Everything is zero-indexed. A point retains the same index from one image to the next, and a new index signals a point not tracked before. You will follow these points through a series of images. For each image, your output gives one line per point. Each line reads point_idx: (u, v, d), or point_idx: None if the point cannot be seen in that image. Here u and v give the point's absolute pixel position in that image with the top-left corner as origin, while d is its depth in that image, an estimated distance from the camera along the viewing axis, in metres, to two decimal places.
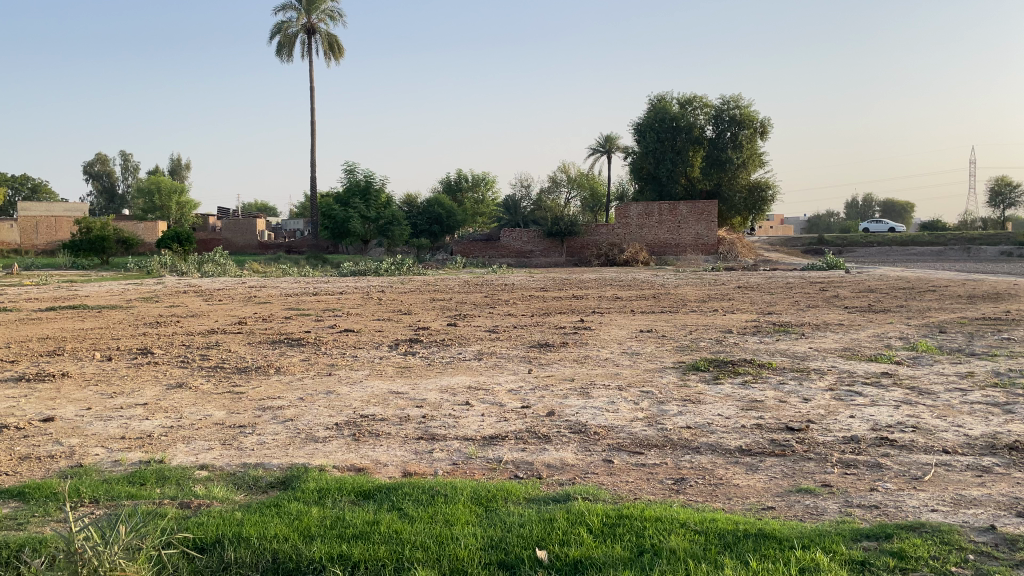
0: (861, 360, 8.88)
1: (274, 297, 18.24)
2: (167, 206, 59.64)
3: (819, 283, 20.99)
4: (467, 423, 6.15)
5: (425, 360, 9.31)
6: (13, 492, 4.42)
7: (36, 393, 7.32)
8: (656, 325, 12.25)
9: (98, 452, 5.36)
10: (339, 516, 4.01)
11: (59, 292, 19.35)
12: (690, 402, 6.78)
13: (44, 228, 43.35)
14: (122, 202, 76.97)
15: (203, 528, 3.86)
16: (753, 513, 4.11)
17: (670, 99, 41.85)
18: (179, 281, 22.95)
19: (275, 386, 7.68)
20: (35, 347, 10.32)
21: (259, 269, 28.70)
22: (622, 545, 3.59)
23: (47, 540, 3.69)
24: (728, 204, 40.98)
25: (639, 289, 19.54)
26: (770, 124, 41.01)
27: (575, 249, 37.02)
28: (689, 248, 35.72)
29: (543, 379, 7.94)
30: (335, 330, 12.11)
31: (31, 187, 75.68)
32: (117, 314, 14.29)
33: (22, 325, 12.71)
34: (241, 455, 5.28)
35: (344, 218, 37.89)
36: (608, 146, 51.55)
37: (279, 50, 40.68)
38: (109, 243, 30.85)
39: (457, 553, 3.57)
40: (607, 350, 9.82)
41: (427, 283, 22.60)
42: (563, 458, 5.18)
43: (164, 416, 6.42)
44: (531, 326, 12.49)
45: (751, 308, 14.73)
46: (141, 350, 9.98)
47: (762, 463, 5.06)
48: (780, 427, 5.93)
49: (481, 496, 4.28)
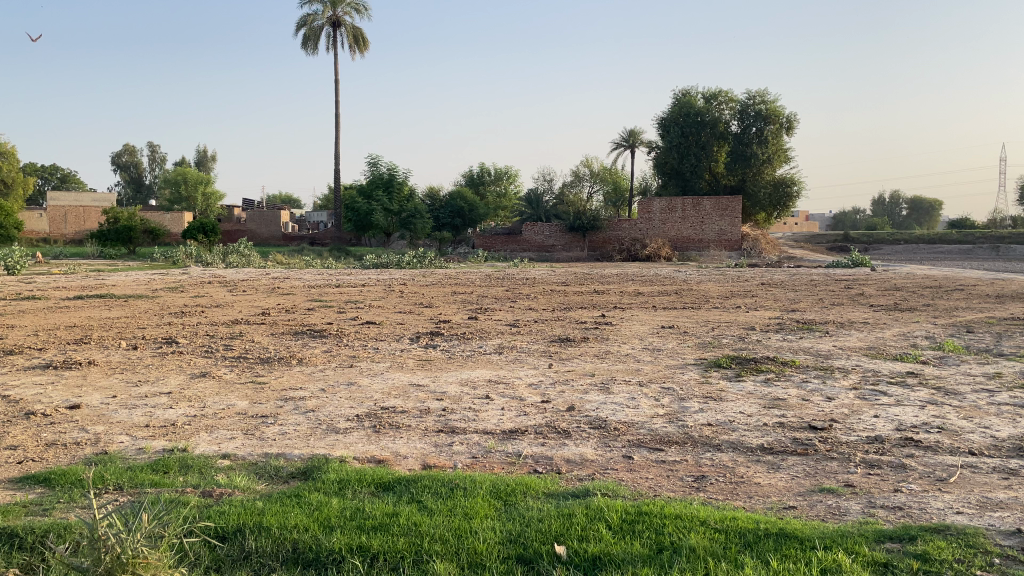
0: (885, 359, 8.78)
1: (297, 289, 18.34)
2: (193, 196, 60.24)
3: (844, 280, 20.77)
4: (486, 416, 6.16)
5: (446, 353, 9.31)
6: (38, 478, 4.49)
7: (64, 381, 7.45)
8: (678, 322, 12.16)
9: (123, 439, 5.43)
10: (359, 507, 4.03)
11: (86, 281, 19.69)
12: (711, 398, 6.75)
13: (72, 218, 44.15)
14: (149, 192, 77.86)
15: (225, 517, 3.90)
16: (774, 512, 4.06)
17: (695, 94, 41.63)
18: (205, 272, 23.12)
19: (298, 376, 7.76)
20: (64, 335, 10.50)
21: (283, 260, 28.90)
22: (641, 542, 3.56)
23: (72, 527, 3.76)
24: (754, 201, 40.54)
25: (662, 286, 19.39)
26: (798, 119, 40.48)
27: (598, 244, 36.96)
28: (712, 244, 35.43)
29: (563, 373, 7.95)
30: (357, 322, 12.17)
31: (61, 177, 77.09)
32: (145, 304, 14.44)
33: (52, 314, 12.92)
34: (263, 445, 5.32)
35: (367, 211, 38.11)
36: (630, 141, 51.20)
37: (303, 43, 40.81)
38: (135, 234, 31.05)
39: (476, 547, 3.57)
40: (629, 346, 9.78)
41: (450, 276, 22.59)
42: (583, 454, 5.17)
43: (188, 405, 6.49)
44: (553, 321, 12.43)
45: (774, 305, 14.62)
46: (164, 340, 10.03)
47: (784, 462, 5.01)
48: (803, 425, 5.87)
49: (501, 490, 4.28)
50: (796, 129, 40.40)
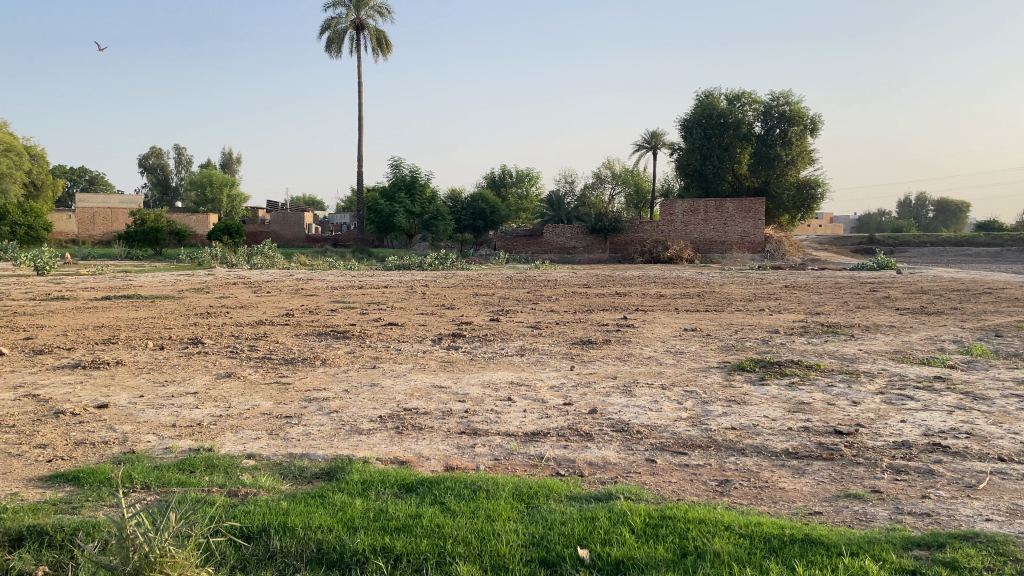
0: (912, 363, 8.67)
1: (320, 289, 18.48)
2: (218, 198, 60.86)
3: (870, 283, 20.52)
4: (509, 418, 6.16)
5: (468, 355, 9.32)
6: (68, 477, 4.56)
7: (92, 380, 7.56)
8: (701, 325, 12.08)
9: (150, 439, 5.49)
10: (382, 508, 4.05)
11: (113, 281, 20.00)
12: (735, 402, 6.70)
13: (100, 220, 44.77)
14: (174, 194, 78.82)
15: (250, 517, 3.94)
16: (800, 517, 4.03)
17: (718, 95, 41.38)
18: (230, 273, 23.37)
19: (321, 377, 7.82)
20: (92, 335, 10.64)
21: (306, 262, 29.09)
22: (665, 547, 3.55)
23: (100, 525, 3.81)
24: (778, 202, 40.23)
25: (684, 288, 19.30)
26: (822, 120, 40.10)
27: (619, 246, 36.86)
28: (735, 246, 35.19)
29: (585, 376, 7.93)
30: (379, 324, 12.21)
31: (89, 179, 78.21)
32: (171, 304, 14.61)
33: (81, 314, 13.11)
34: (287, 445, 5.36)
35: (389, 213, 38.33)
36: (652, 142, 51.04)
37: (327, 46, 41.12)
38: (161, 235, 31.42)
39: (499, 549, 3.57)
40: (651, 348, 9.75)
41: (472, 278, 22.63)
42: (605, 456, 5.16)
43: (214, 405, 6.55)
44: (575, 323, 12.42)
45: (798, 308, 14.48)
46: (190, 340, 10.14)
47: (809, 467, 4.96)
48: (828, 430, 5.81)
49: (523, 492, 4.27)
50: (821, 130, 40.03)
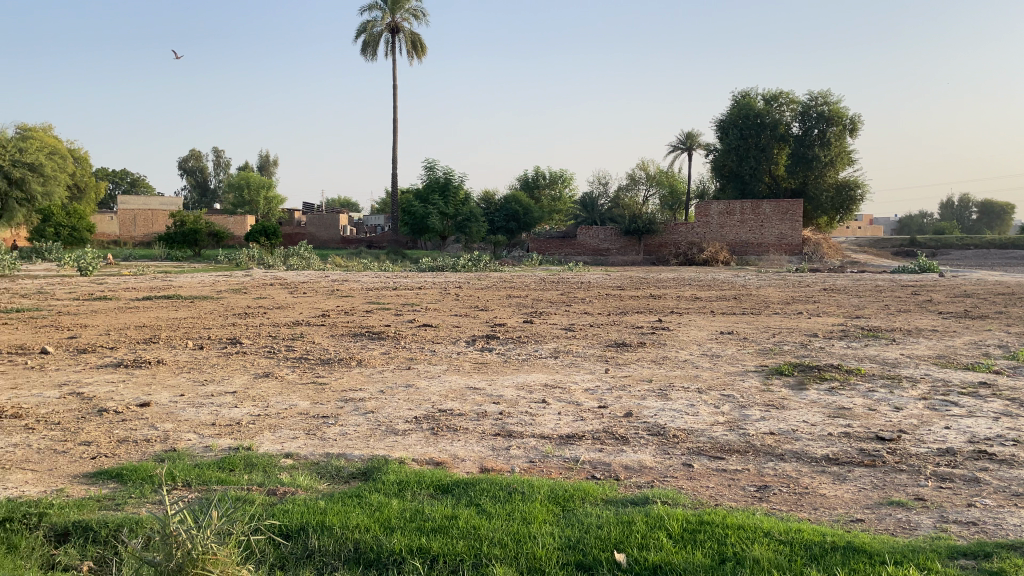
0: (955, 368, 8.47)
1: (355, 291, 18.66)
2: (256, 200, 61.72)
3: (911, 286, 20.12)
4: (543, 421, 6.15)
5: (502, 356, 9.33)
6: (112, 473, 4.65)
7: (134, 379, 7.70)
8: (737, 328, 11.95)
9: (190, 438, 5.58)
10: (419, 509, 4.06)
11: (153, 282, 20.38)
12: (773, 407, 6.61)
13: (141, 221, 45.62)
14: (213, 196, 80.14)
15: (289, 515, 3.98)
16: (840, 525, 3.96)
17: (754, 95, 40.90)
18: (267, 274, 23.68)
19: (357, 377, 7.88)
20: (133, 335, 10.85)
21: (342, 263, 29.36)
22: (702, 552, 3.51)
23: (143, 522, 3.88)
24: (816, 204, 39.64)
25: (720, 290, 19.12)
26: (862, 121, 39.43)
27: (653, 248, 36.63)
28: (772, 248, 34.77)
29: (620, 379, 7.88)
30: (414, 325, 12.27)
31: (131, 182, 79.84)
32: (210, 305, 14.86)
33: (122, 314, 13.38)
34: (325, 445, 5.40)
35: (424, 214, 38.55)
36: (687, 143, 50.65)
37: (363, 49, 41.48)
38: (200, 237, 31.96)
39: (536, 552, 3.56)
40: (687, 352, 9.66)
41: (505, 280, 22.65)
42: (641, 460, 5.12)
43: (252, 404, 6.65)
44: (609, 325, 12.36)
45: (837, 312, 14.26)
46: (229, 340, 10.30)
47: (850, 473, 4.87)
48: (869, 436, 5.71)
49: (559, 495, 4.26)
50: (860, 130, 39.36)
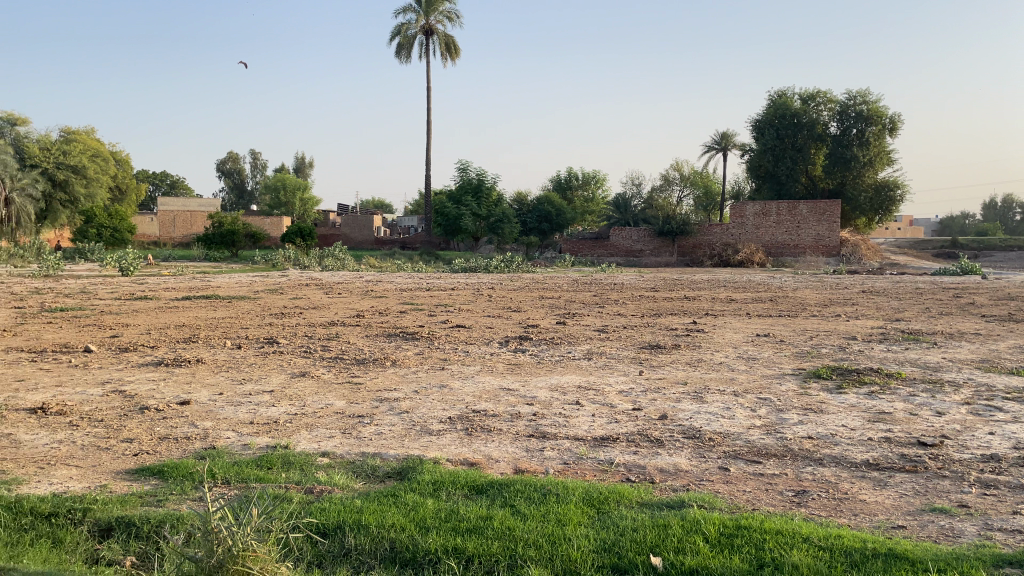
0: (1000, 373, 8.27)
1: (389, 291, 18.80)
2: (291, 202, 62.48)
3: (953, 288, 19.70)
4: (578, 422, 6.13)
5: (535, 358, 9.32)
6: (154, 470, 4.74)
7: (174, 377, 7.84)
8: (774, 330, 11.79)
9: (229, 436, 5.66)
10: (454, 509, 4.07)
11: (192, 282, 20.73)
12: (811, 410, 6.52)
13: (180, 222, 46.41)
14: (250, 198, 81.29)
15: (326, 514, 4.02)
16: (882, 531, 3.89)
17: (791, 95, 40.40)
18: (303, 274, 23.94)
19: (392, 377, 7.94)
20: (173, 334, 11.05)
21: (376, 263, 29.58)
22: (741, 557, 3.47)
23: (184, 519, 3.94)
24: (854, 205, 38.97)
25: (755, 292, 18.90)
26: (902, 120, 38.70)
27: (687, 249, 36.34)
28: (809, 249, 34.30)
29: (654, 381, 7.82)
30: (447, 326, 12.33)
31: (171, 184, 81.34)
32: (247, 305, 15.08)
33: (163, 313, 13.63)
34: (360, 445, 5.44)
35: (457, 215, 38.70)
36: (722, 143, 50.15)
37: (398, 51, 41.77)
38: (238, 237, 32.43)
39: (571, 554, 3.55)
40: (722, 354, 9.56)
41: (538, 281, 22.65)
42: (677, 463, 5.08)
43: (289, 403, 6.73)
44: (643, 327, 12.28)
45: (876, 314, 14.01)
46: (266, 340, 10.43)
47: (891, 479, 4.79)
48: (910, 441, 5.59)
49: (593, 497, 4.24)
50: (900, 130, 38.64)
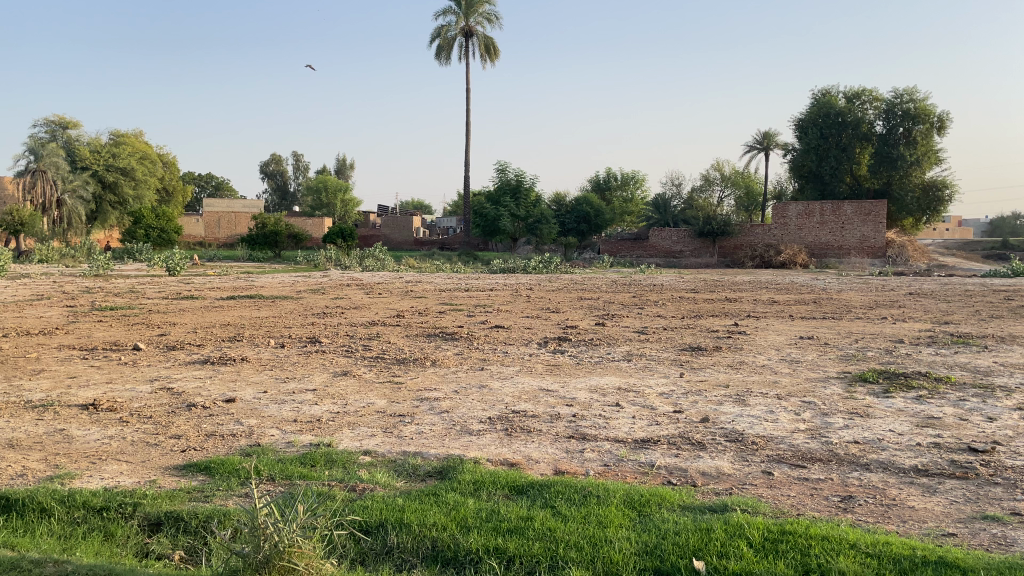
0: None
1: (429, 292, 18.90)
2: (333, 203, 63.24)
3: (1004, 291, 19.15)
4: (618, 424, 6.11)
5: (574, 359, 9.30)
6: (201, 466, 4.84)
7: (220, 376, 7.99)
8: (818, 332, 11.60)
9: (273, 433, 5.75)
10: (495, 509, 4.08)
11: (236, 282, 21.10)
12: (857, 415, 6.39)
13: (225, 223, 47.21)
14: (292, 199, 82.45)
15: (368, 512, 4.06)
16: (931, 538, 3.80)
17: (836, 93, 39.74)
18: (344, 275, 24.21)
19: (432, 377, 7.98)
20: (219, 333, 11.26)
21: (415, 264, 29.79)
22: (786, 563, 3.42)
23: (230, 514, 4.02)
24: (901, 205, 38.10)
25: (798, 294, 18.59)
26: (951, 118, 37.80)
27: (728, 250, 35.90)
28: (853, 251, 33.65)
29: (695, 384, 7.74)
30: (486, 326, 12.36)
31: (216, 185, 82.92)
32: (290, 304, 15.30)
33: (208, 312, 13.90)
34: (401, 444, 5.48)
35: (495, 216, 38.78)
36: (764, 143, 49.47)
37: (437, 53, 42.00)
38: (280, 238, 32.92)
39: (612, 556, 3.54)
40: (765, 356, 9.43)
41: (576, 282, 22.59)
42: (719, 467, 5.02)
43: (332, 402, 6.81)
44: (684, 328, 12.17)
45: (924, 317, 13.68)
46: (308, 339, 10.57)
47: (941, 485, 4.67)
48: (960, 447, 5.45)
49: (635, 500, 4.22)
50: (949, 128, 37.74)
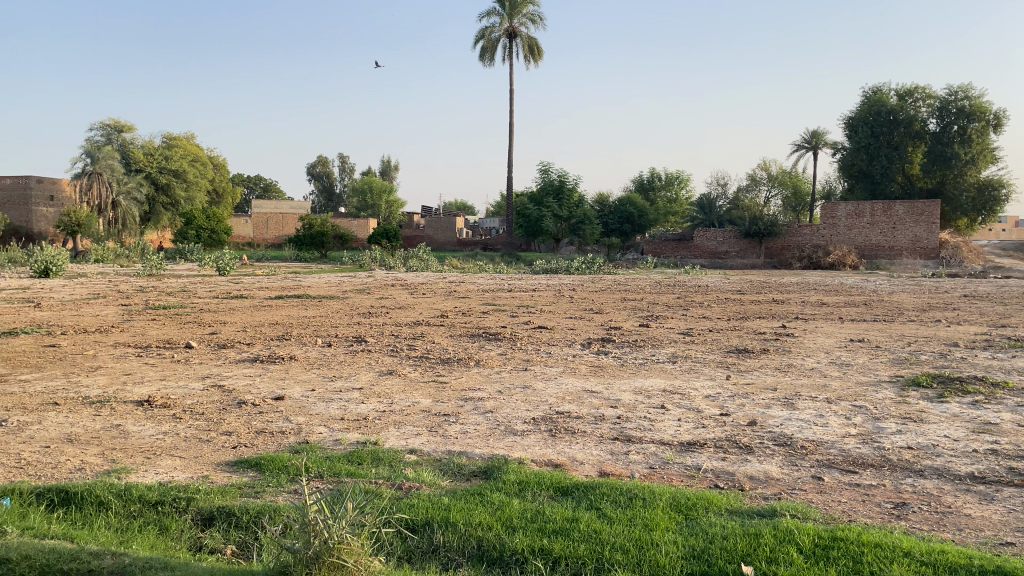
0: None
1: (473, 292, 19.01)
2: (377, 204, 63.99)
3: None
4: (663, 427, 6.06)
5: (618, 360, 9.26)
6: (251, 463, 4.93)
7: (269, 373, 8.14)
8: (868, 335, 11.35)
9: (321, 431, 5.84)
10: (539, 510, 4.08)
11: (284, 282, 21.50)
12: (910, 420, 6.24)
13: (273, 224, 48.05)
14: (338, 200, 83.62)
15: (415, 510, 4.09)
16: (989, 547, 3.69)
17: (887, 91, 38.88)
18: (388, 275, 24.50)
19: (476, 377, 8.02)
20: (267, 331, 11.48)
21: (458, 264, 29.97)
22: (837, 569, 3.36)
23: (281, 510, 4.09)
24: (955, 205, 37.09)
25: (847, 295, 18.23)
26: (1007, 115, 36.70)
27: (775, 251, 35.35)
28: (905, 252, 32.86)
29: (742, 386, 7.63)
30: (530, 327, 12.38)
31: (264, 187, 84.57)
32: (336, 304, 15.53)
33: (257, 311, 14.19)
34: (446, 443, 5.52)
35: (538, 217, 38.81)
36: (813, 141, 48.60)
37: (481, 54, 42.18)
38: (327, 238, 33.40)
39: (659, 560, 3.51)
40: (813, 359, 9.27)
41: (620, 283, 22.49)
42: (767, 471, 4.95)
43: (378, 400, 6.89)
44: (729, 330, 12.03)
45: (980, 320, 13.29)
46: (354, 338, 10.70)
47: (999, 493, 4.53)
48: (1020, 454, 5.28)
49: (681, 503, 4.18)
50: (1005, 126, 36.65)
